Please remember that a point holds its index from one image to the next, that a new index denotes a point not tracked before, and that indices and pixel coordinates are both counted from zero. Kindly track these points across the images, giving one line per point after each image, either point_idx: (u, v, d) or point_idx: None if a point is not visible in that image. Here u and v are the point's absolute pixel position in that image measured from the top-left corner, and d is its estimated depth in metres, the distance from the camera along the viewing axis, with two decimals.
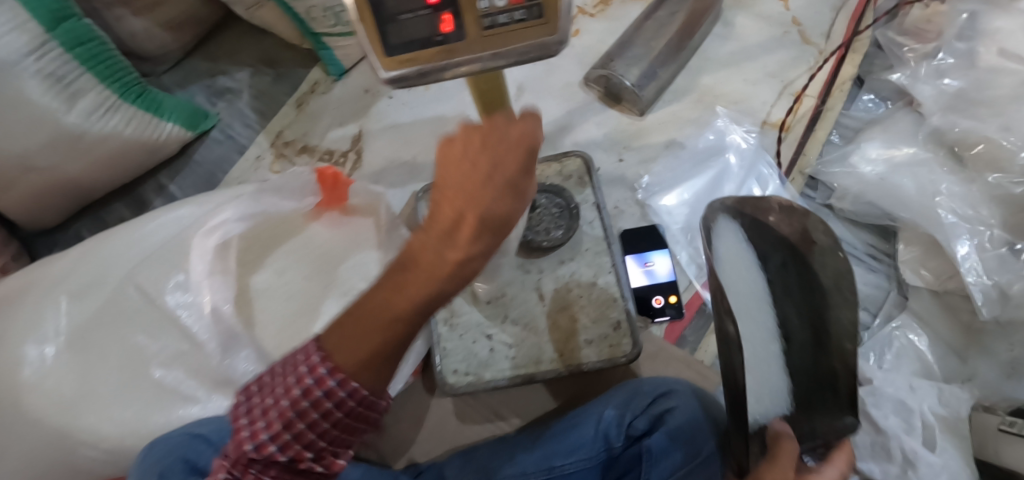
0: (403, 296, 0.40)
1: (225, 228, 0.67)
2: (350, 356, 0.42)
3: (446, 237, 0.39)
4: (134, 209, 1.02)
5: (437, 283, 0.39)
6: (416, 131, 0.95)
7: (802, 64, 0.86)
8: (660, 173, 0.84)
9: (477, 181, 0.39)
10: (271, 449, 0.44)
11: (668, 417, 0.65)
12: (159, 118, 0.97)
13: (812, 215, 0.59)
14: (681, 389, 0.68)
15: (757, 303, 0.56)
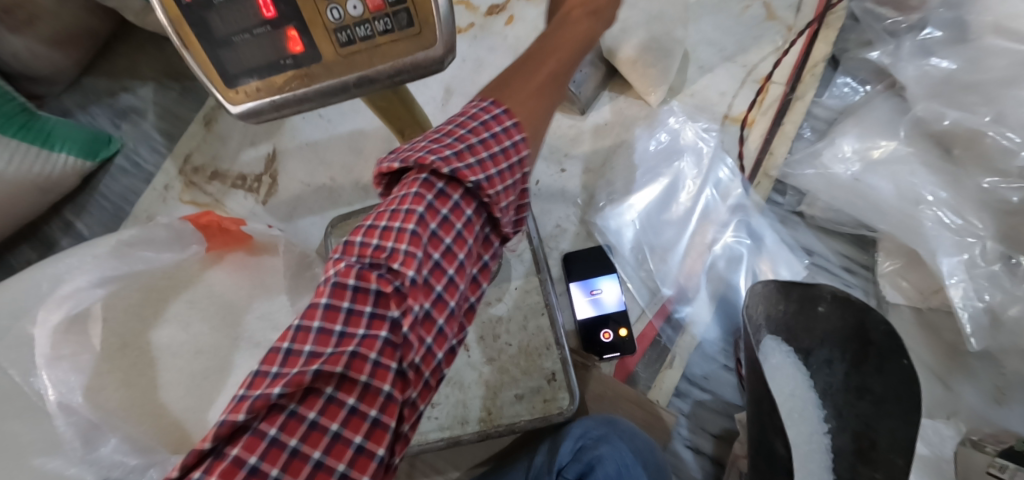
0: (555, 51, 0.45)
1: (79, 295, 0.57)
2: (516, 94, 0.40)
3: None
4: (42, 251, 0.92)
5: (579, 35, 0.47)
6: (333, 150, 0.85)
7: (766, 44, 0.74)
8: (605, 184, 0.73)
9: None
10: (421, 206, 0.33)
11: (598, 466, 0.54)
12: (51, 150, 0.85)
13: (870, 311, 0.57)
14: (612, 431, 0.56)
15: (803, 408, 0.61)
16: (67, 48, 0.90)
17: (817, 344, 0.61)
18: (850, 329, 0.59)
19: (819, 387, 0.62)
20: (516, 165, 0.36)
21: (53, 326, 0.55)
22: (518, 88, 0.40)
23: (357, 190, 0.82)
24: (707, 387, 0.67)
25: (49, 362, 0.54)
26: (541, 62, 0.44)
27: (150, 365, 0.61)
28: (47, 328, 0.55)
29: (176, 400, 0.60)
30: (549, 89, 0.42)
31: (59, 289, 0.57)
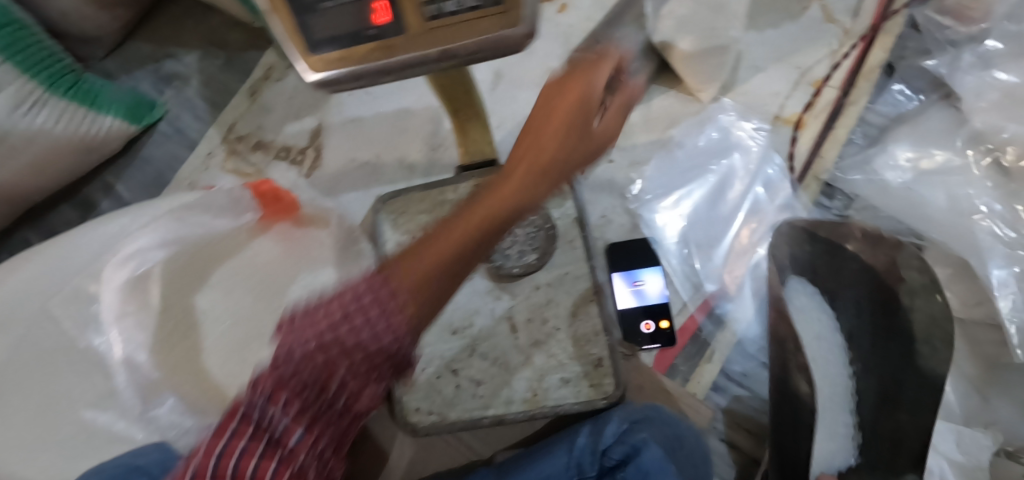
0: (467, 225, 0.37)
1: (145, 256, 0.59)
2: (400, 281, 0.34)
3: (558, 142, 0.41)
4: (82, 211, 0.93)
5: (516, 192, 0.39)
6: (376, 128, 0.84)
7: (821, 46, 0.74)
8: (653, 177, 0.73)
9: (570, 113, 0.41)
10: (268, 410, 0.31)
11: (646, 450, 0.53)
12: (97, 111, 0.87)
13: (902, 250, 0.60)
14: (654, 415, 0.57)
15: (828, 354, 0.64)
16: (115, 10, 0.91)
17: (847, 289, 0.64)
18: (877, 281, 0.62)
19: (845, 329, 0.64)
20: (377, 345, 0.33)
21: (120, 285, 0.56)
22: (399, 276, 0.35)
23: (401, 169, 0.81)
24: (746, 383, 0.67)
25: (116, 322, 0.55)
26: (460, 222, 0.38)
27: (191, 328, 0.62)
28: (112, 288, 0.55)
29: (216, 366, 0.61)
30: (438, 284, 0.36)
31: (122, 249, 0.58)
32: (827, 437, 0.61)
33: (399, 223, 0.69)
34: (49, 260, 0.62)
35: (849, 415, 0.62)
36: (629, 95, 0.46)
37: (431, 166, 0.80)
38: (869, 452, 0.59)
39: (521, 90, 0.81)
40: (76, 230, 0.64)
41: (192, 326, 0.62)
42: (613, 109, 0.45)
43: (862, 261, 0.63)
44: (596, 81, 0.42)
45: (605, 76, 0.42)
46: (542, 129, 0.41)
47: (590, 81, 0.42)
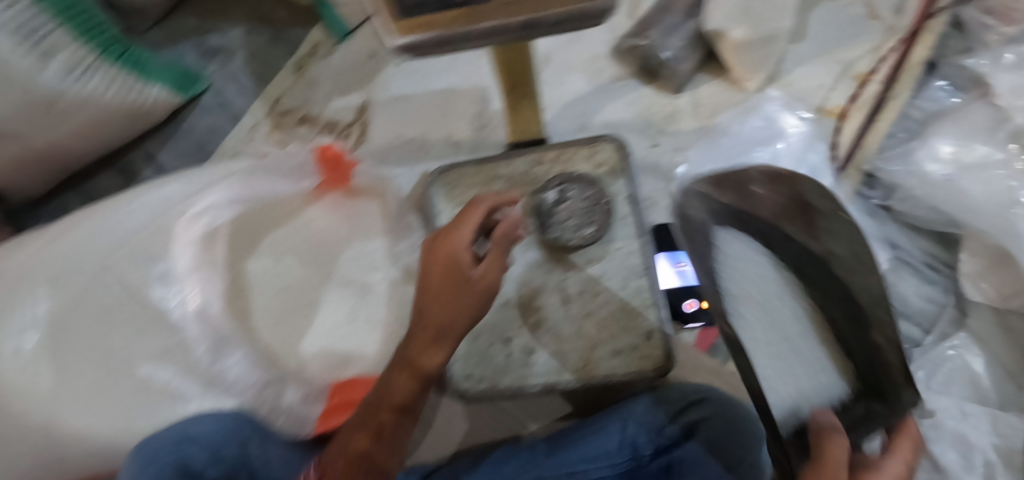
0: (399, 388, 0.51)
1: (211, 214, 0.66)
2: (339, 462, 0.48)
3: (444, 304, 0.50)
4: (123, 179, 0.95)
5: (423, 354, 0.51)
6: (423, 106, 0.85)
7: (864, 41, 0.76)
8: (698, 162, 0.75)
9: (451, 278, 0.51)
10: None
11: (707, 423, 0.56)
12: (144, 80, 0.89)
13: (798, 178, 0.57)
14: (715, 393, 0.59)
15: (780, 294, 0.57)
16: None
17: (773, 225, 0.57)
18: (774, 218, 0.57)
19: (787, 261, 0.58)
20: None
21: (195, 240, 0.64)
22: (351, 445, 0.49)
23: (448, 146, 0.82)
24: None
25: (187, 270, 0.63)
26: (385, 389, 0.52)
27: (244, 291, 0.71)
28: (190, 241, 0.64)
29: (267, 331, 0.71)
30: (378, 434, 0.50)
31: (192, 207, 0.65)
32: (809, 373, 0.56)
33: (453, 195, 0.70)
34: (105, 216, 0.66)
35: (825, 350, 0.58)
36: (508, 224, 0.53)
37: (477, 144, 0.82)
38: (852, 385, 0.57)
39: (569, 74, 0.82)
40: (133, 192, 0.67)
41: (246, 292, 0.71)
42: (492, 255, 0.52)
43: (771, 196, 0.57)
44: (460, 243, 0.51)
45: (467, 233, 0.52)
46: (428, 275, 0.52)
47: (462, 239, 0.52)
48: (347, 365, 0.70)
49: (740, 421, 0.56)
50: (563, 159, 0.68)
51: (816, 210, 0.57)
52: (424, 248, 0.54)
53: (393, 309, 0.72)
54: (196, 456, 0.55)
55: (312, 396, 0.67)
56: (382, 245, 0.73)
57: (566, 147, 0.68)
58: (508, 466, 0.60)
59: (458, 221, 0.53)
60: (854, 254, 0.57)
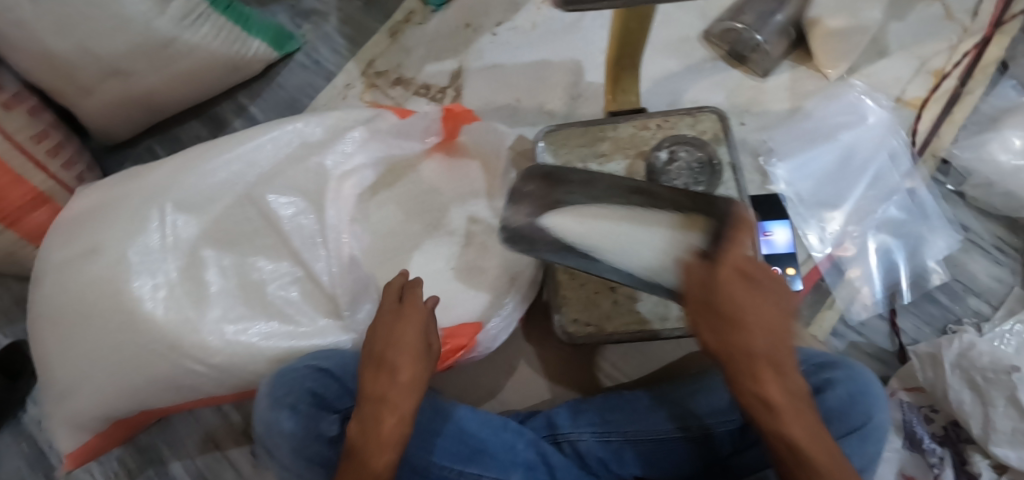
0: (388, 426, 0.52)
1: (359, 173, 0.72)
2: None
3: (419, 355, 0.55)
4: (211, 128, 0.98)
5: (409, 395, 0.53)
6: (517, 74, 0.90)
7: (942, 40, 0.82)
8: (783, 141, 0.80)
9: (418, 337, 0.56)
10: None
11: (830, 390, 0.55)
12: (247, 34, 0.92)
13: (545, 165, 0.58)
14: (839, 361, 0.57)
15: (604, 209, 0.56)
16: None
17: (552, 190, 0.58)
18: (551, 178, 0.58)
19: (574, 178, 0.58)
20: None
21: (346, 197, 0.70)
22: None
23: (541, 114, 0.87)
24: (862, 331, 0.74)
25: (346, 224, 0.69)
26: (378, 430, 0.51)
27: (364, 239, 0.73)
28: (343, 201, 0.70)
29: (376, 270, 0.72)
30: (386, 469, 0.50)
31: (344, 167, 0.71)
32: (635, 235, 0.54)
33: (559, 154, 0.74)
34: (234, 148, 0.71)
35: (604, 224, 0.55)
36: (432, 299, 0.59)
37: (571, 113, 0.86)
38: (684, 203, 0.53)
39: (660, 53, 0.87)
40: (252, 132, 0.72)
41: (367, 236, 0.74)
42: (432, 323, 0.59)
43: (539, 188, 0.58)
44: (419, 315, 0.57)
45: (424, 307, 0.58)
46: (396, 341, 0.55)
47: (419, 321, 0.57)
48: (451, 309, 0.71)
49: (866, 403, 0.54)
50: (668, 126, 0.73)
51: (554, 172, 0.58)
52: (378, 330, 0.56)
53: (495, 260, 0.73)
54: (330, 388, 0.58)
55: None
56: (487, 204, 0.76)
57: (675, 115, 0.73)
58: (615, 415, 0.67)
59: (410, 298, 0.57)
60: (585, 173, 0.57)
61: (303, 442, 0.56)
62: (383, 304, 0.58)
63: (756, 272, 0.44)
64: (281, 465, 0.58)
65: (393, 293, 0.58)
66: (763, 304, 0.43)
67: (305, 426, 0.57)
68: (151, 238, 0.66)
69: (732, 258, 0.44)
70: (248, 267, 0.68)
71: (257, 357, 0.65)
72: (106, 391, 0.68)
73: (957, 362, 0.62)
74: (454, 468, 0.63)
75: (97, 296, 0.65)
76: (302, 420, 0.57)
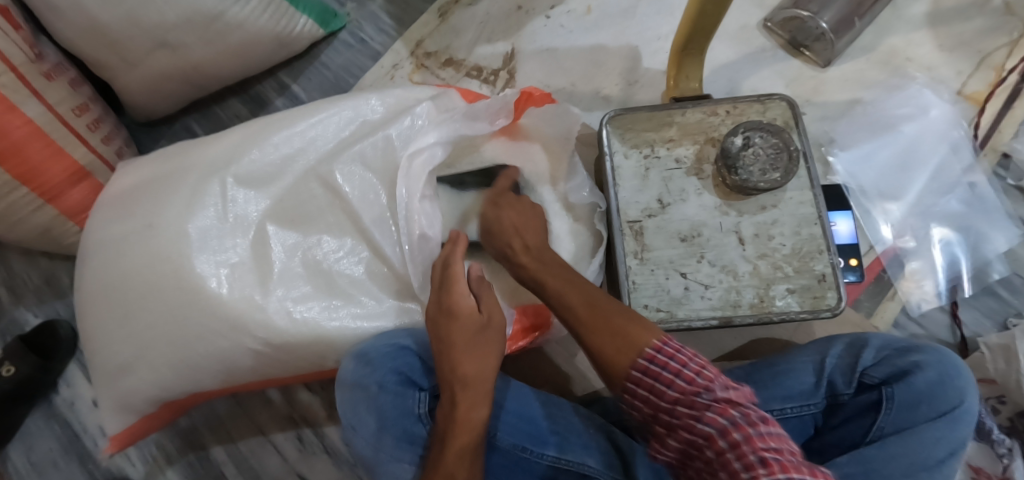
0: (467, 402, 0.51)
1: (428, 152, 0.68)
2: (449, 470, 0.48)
3: (479, 328, 0.55)
4: (253, 106, 0.95)
5: (478, 366, 0.53)
6: (572, 58, 0.89)
7: (1002, 34, 0.82)
8: (847, 133, 0.80)
9: (472, 312, 0.56)
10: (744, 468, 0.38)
11: (918, 372, 0.53)
12: (294, 10, 0.88)
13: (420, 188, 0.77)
14: (921, 345, 0.56)
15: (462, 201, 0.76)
16: None
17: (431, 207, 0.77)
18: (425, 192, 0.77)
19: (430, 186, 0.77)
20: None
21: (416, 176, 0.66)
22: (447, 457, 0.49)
23: (597, 100, 0.87)
24: (923, 323, 0.74)
25: (416, 202, 0.64)
26: (457, 407, 0.51)
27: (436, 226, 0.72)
28: (414, 174, 0.65)
29: None
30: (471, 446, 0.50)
31: (416, 144, 0.67)
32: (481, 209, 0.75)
33: (626, 138, 0.73)
34: (298, 121, 0.68)
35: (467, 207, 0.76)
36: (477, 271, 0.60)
37: (627, 100, 0.86)
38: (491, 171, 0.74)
39: (718, 41, 0.87)
40: (310, 108, 0.69)
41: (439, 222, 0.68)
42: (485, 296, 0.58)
43: None
44: (462, 297, 0.57)
45: (465, 290, 0.57)
46: (448, 333, 0.55)
47: (465, 296, 0.57)
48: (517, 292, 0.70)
49: (954, 385, 0.53)
50: (737, 112, 0.72)
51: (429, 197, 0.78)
52: (432, 318, 0.57)
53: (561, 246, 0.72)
54: (414, 367, 0.56)
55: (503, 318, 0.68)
56: (551, 189, 0.74)
57: (744, 101, 0.72)
58: None
59: (450, 283, 0.57)
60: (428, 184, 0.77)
61: (393, 421, 0.54)
62: (434, 286, 0.59)
63: (510, 203, 0.67)
64: (364, 443, 0.55)
65: (440, 274, 0.59)
66: (516, 209, 0.67)
67: (394, 403, 0.55)
68: (210, 213, 0.63)
69: (499, 194, 0.69)
70: (312, 244, 0.65)
71: (323, 340, 0.63)
72: (157, 371, 0.65)
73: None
74: (534, 451, 0.61)
75: (156, 270, 0.61)
76: (392, 397, 0.54)
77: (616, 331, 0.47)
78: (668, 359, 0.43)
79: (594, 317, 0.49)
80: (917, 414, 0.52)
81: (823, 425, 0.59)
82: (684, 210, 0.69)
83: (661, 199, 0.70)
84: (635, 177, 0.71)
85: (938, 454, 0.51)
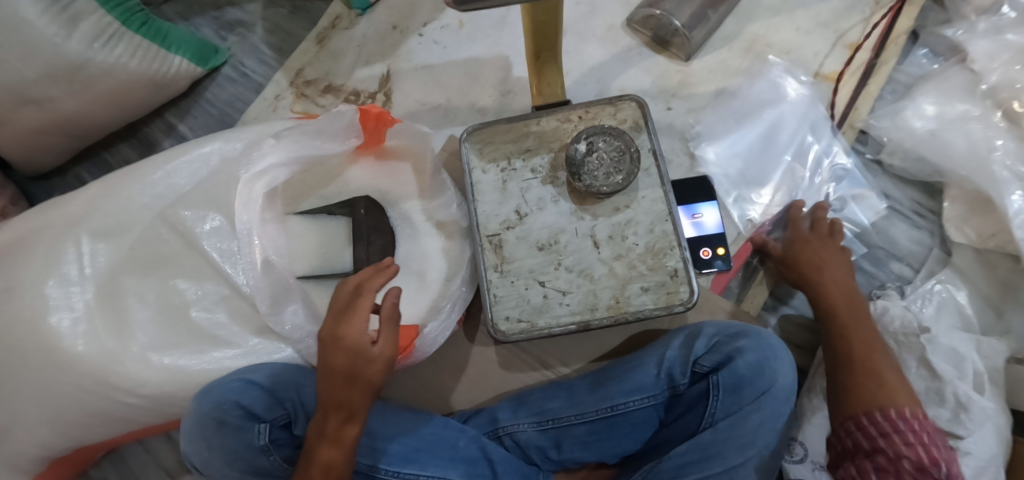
0: (342, 430, 0.56)
1: (271, 175, 0.68)
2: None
3: (364, 359, 0.56)
4: (142, 149, 0.96)
5: (357, 395, 0.56)
6: (447, 74, 0.90)
7: (857, 13, 0.84)
8: (711, 123, 0.82)
9: (359, 347, 0.56)
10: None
11: (739, 357, 0.60)
12: (168, 51, 0.90)
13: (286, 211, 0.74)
14: (748, 330, 0.62)
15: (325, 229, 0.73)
16: None
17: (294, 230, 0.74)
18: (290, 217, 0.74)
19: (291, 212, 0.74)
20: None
21: (256, 197, 0.66)
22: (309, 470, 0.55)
23: (473, 112, 0.88)
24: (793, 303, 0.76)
25: (259, 227, 0.66)
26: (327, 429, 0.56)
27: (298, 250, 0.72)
28: (255, 200, 0.66)
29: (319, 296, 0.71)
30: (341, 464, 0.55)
31: (255, 168, 0.67)
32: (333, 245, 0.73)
33: (484, 152, 0.74)
34: (154, 167, 0.70)
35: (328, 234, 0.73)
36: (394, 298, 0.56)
37: (502, 110, 0.87)
38: (354, 207, 0.74)
39: (586, 43, 0.88)
40: (167, 154, 0.71)
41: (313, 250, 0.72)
42: (386, 332, 0.56)
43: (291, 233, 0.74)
44: (358, 330, 0.56)
45: (362, 323, 0.56)
46: (333, 359, 0.56)
47: (357, 331, 0.56)
48: None
49: (766, 363, 0.59)
50: (589, 117, 0.74)
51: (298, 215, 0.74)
52: (325, 340, 0.57)
53: (435, 265, 0.74)
54: (257, 398, 0.61)
55: None
56: (418, 207, 0.76)
57: (595, 104, 0.74)
58: (555, 402, 0.67)
59: (346, 313, 0.57)
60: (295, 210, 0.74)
61: (235, 454, 0.60)
62: (332, 308, 0.58)
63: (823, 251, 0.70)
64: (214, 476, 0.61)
65: (339, 300, 0.58)
66: (837, 266, 0.69)
67: (234, 438, 0.60)
68: (66, 270, 0.65)
69: (803, 239, 0.72)
70: (169, 290, 0.67)
71: (185, 383, 0.64)
72: (30, 429, 0.66)
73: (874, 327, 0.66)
74: (389, 469, 0.63)
75: (15, 335, 0.63)
76: (231, 429, 0.59)
77: (880, 385, 0.58)
78: (909, 424, 0.55)
79: (873, 373, 0.59)
80: (741, 397, 0.59)
81: (668, 415, 0.66)
82: (542, 219, 0.71)
83: (519, 211, 0.71)
84: (494, 191, 0.72)
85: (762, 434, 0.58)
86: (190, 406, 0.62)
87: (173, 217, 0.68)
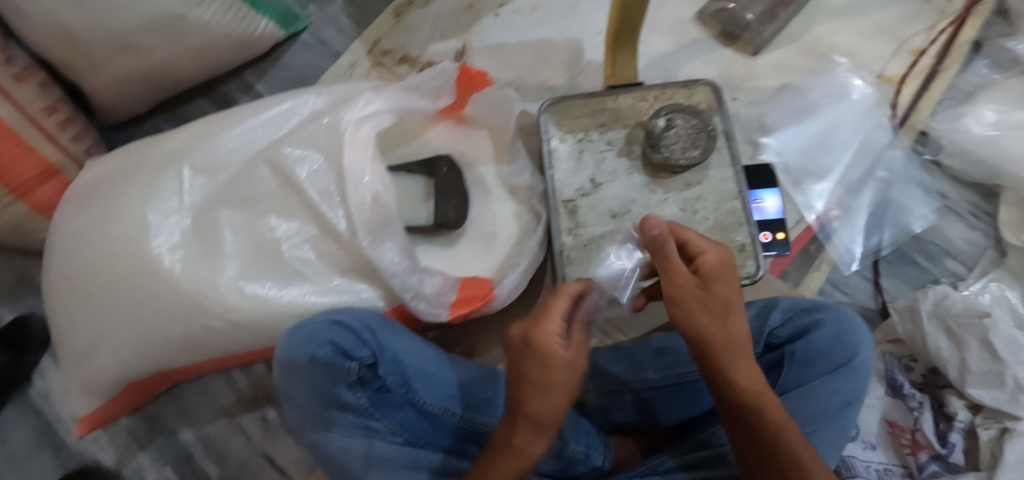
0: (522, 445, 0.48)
1: (376, 119, 0.71)
2: None
3: (546, 374, 0.48)
4: (218, 105, 1.00)
5: (550, 412, 0.48)
6: (518, 53, 0.94)
7: (920, 22, 0.88)
8: (777, 114, 0.85)
9: (551, 359, 0.48)
10: None
11: (817, 330, 0.62)
12: (256, 13, 0.93)
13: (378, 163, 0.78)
14: (823, 306, 0.65)
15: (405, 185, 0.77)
16: None
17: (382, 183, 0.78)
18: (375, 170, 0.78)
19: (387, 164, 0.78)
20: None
21: (365, 139, 0.69)
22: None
23: (543, 90, 0.91)
24: (847, 291, 0.80)
25: (368, 166, 0.68)
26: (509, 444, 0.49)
27: None
28: (361, 140, 0.69)
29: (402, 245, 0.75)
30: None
31: (363, 112, 0.70)
32: (413, 202, 0.76)
33: (562, 124, 0.78)
34: (250, 112, 0.74)
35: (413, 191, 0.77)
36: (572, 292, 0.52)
37: (571, 89, 0.91)
38: (436, 165, 0.76)
39: (654, 32, 0.91)
40: (263, 103, 0.75)
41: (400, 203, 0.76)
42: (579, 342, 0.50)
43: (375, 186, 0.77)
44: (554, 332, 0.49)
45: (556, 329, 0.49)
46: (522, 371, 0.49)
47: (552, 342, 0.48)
48: (467, 266, 0.74)
49: (844, 337, 0.61)
50: (664, 98, 0.77)
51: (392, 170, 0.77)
52: (517, 345, 0.50)
53: (506, 225, 0.77)
54: (348, 339, 0.63)
55: (448, 286, 0.69)
56: (493, 171, 0.79)
57: (671, 86, 0.77)
58: (618, 366, 0.70)
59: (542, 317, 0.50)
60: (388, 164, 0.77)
61: (324, 387, 0.61)
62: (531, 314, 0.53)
63: (726, 294, 0.50)
64: (300, 410, 0.63)
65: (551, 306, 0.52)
66: (704, 317, 0.50)
67: (324, 373, 0.62)
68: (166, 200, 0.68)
69: (696, 283, 0.51)
70: (258, 226, 0.70)
71: (272, 313, 0.67)
72: (117, 350, 0.69)
73: (934, 311, 0.69)
74: (464, 414, 0.65)
75: (117, 256, 0.66)
76: (320, 367, 0.61)
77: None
78: None
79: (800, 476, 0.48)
80: (814, 369, 0.61)
81: None
82: (615, 189, 0.74)
83: (594, 180, 0.75)
84: (571, 160, 0.76)
85: (835, 404, 0.59)
86: (278, 340, 0.65)
87: (272, 155, 0.70)
